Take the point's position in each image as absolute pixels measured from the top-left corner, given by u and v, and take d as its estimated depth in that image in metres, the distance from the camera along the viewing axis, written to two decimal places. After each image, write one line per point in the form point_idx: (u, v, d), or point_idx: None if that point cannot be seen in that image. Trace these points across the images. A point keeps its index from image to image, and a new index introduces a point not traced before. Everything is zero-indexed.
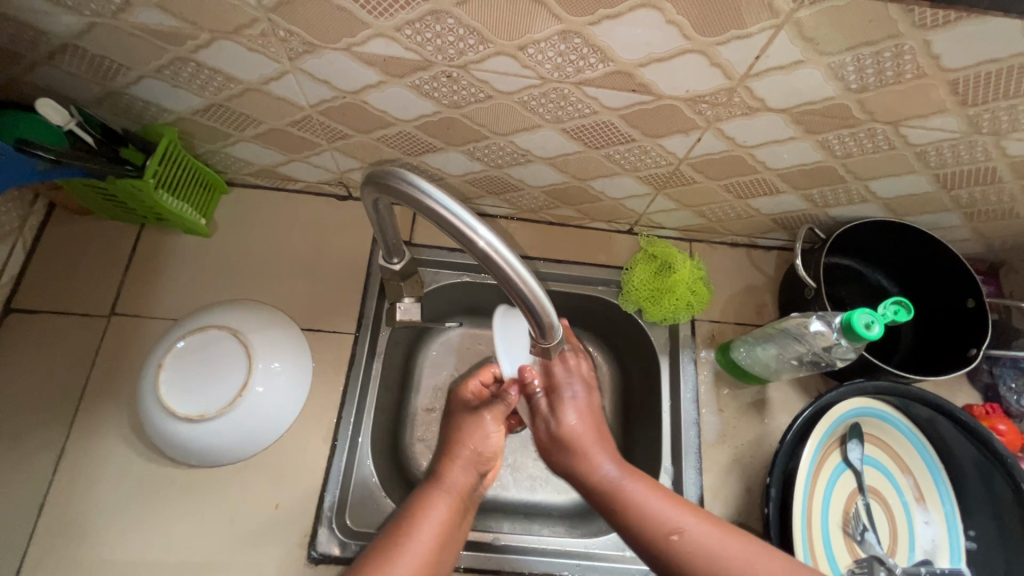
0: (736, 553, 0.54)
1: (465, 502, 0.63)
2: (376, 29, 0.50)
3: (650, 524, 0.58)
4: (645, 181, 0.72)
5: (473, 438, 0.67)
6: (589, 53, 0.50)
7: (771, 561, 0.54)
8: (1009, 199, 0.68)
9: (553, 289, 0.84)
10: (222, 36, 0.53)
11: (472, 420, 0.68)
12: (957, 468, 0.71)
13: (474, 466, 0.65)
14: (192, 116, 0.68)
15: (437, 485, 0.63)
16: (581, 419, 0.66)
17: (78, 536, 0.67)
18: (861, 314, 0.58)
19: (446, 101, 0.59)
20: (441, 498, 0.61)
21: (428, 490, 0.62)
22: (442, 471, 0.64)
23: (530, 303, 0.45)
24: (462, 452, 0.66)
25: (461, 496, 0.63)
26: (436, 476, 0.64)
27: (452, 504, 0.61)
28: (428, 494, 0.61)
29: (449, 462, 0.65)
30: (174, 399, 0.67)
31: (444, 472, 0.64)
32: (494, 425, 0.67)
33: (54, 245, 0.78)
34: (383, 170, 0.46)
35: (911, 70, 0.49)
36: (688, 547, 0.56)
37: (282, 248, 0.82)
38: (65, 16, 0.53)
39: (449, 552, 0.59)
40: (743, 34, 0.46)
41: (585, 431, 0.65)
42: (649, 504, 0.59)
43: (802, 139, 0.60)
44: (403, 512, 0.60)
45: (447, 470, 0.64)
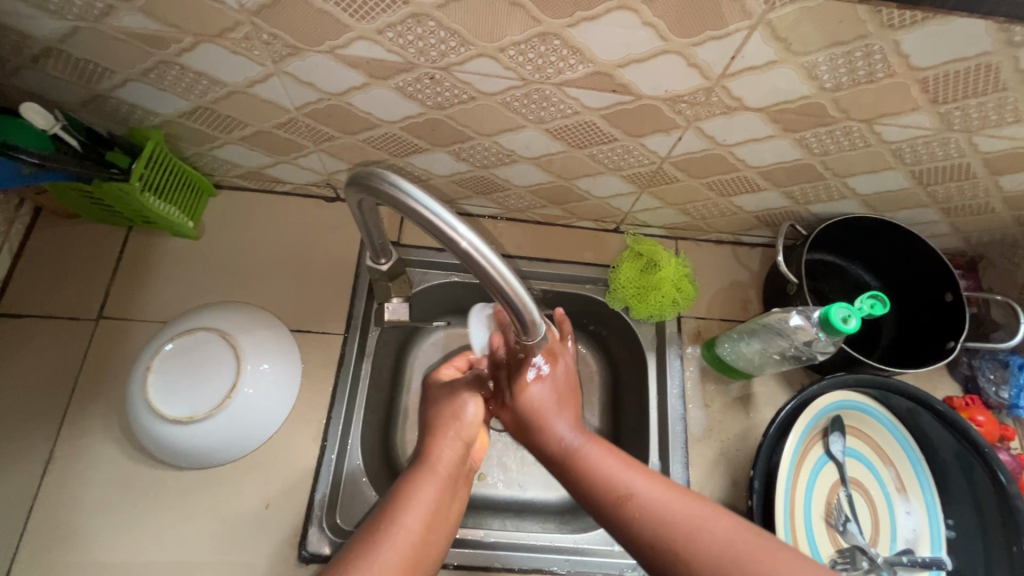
0: (688, 516, 0.50)
1: (458, 478, 0.61)
2: (358, 32, 0.51)
3: (602, 490, 0.55)
4: (630, 180, 0.73)
5: (454, 414, 0.66)
6: (569, 54, 0.51)
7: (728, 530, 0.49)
8: (984, 194, 0.69)
9: (541, 288, 0.85)
10: (206, 40, 0.54)
11: (450, 404, 0.67)
12: (937, 458, 0.73)
13: (463, 438, 0.64)
14: (179, 119, 0.68)
15: (425, 464, 0.61)
16: (546, 390, 0.64)
17: (68, 540, 0.67)
18: (838, 308, 0.60)
19: (430, 103, 0.60)
20: (427, 477, 0.59)
21: (415, 472, 0.60)
22: (429, 452, 0.62)
23: (511, 301, 0.46)
24: (445, 428, 0.64)
25: (451, 472, 0.61)
26: (424, 457, 0.62)
27: (442, 482, 0.59)
28: (416, 475, 0.59)
29: (434, 442, 0.63)
30: (163, 401, 0.67)
31: (431, 452, 0.62)
32: (472, 400, 0.67)
33: (40, 249, 0.78)
34: (365, 171, 0.47)
35: (882, 69, 0.50)
36: (642, 509, 0.52)
37: (271, 250, 0.82)
38: (50, 21, 0.53)
39: (443, 533, 0.56)
40: (718, 35, 0.47)
41: (547, 401, 0.63)
42: (606, 470, 0.56)
43: (781, 137, 0.61)
44: (389, 495, 0.57)
45: (434, 449, 0.62)
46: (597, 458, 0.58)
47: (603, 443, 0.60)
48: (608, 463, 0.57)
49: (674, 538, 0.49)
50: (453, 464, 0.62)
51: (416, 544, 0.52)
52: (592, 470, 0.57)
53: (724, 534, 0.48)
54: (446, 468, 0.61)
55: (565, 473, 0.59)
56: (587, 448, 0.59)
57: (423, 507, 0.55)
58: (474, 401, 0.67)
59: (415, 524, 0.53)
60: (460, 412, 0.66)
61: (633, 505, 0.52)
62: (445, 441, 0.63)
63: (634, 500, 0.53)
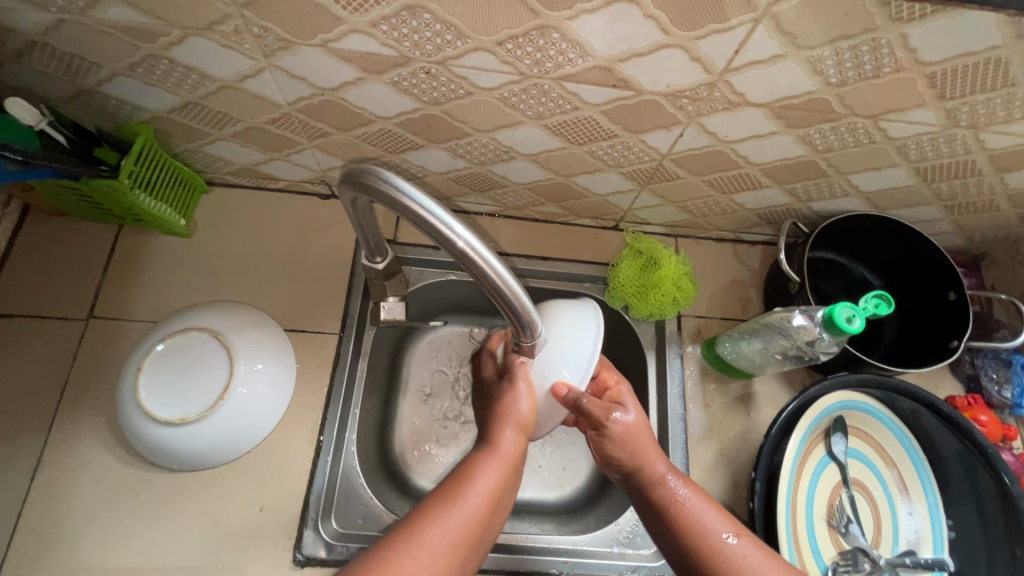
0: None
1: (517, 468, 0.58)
2: (351, 25, 0.49)
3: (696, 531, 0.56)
4: (629, 177, 0.72)
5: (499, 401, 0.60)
6: (568, 48, 0.49)
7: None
8: (989, 192, 0.68)
9: (539, 287, 0.84)
10: (195, 33, 0.52)
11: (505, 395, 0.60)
12: (940, 459, 0.72)
13: (524, 429, 0.59)
14: (168, 115, 0.66)
15: (484, 443, 0.58)
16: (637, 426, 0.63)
17: (58, 543, 0.66)
18: (842, 308, 0.59)
19: (425, 98, 0.59)
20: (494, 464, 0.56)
21: (478, 454, 0.57)
22: (493, 434, 0.58)
23: (509, 302, 0.45)
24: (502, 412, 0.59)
25: (513, 456, 0.57)
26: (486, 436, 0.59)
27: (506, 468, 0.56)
28: (479, 457, 0.57)
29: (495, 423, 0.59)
30: (154, 403, 0.66)
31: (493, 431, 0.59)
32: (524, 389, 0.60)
33: (28, 248, 0.77)
34: (358, 168, 0.46)
35: (890, 64, 0.49)
36: (721, 555, 0.54)
37: (265, 248, 0.81)
38: (33, 13, 0.51)
39: (497, 518, 0.55)
40: (722, 28, 0.46)
41: (642, 437, 0.62)
42: (693, 513, 0.57)
43: (783, 133, 0.60)
44: (450, 475, 0.56)
45: (493, 431, 0.59)
46: (692, 503, 0.58)
47: (694, 485, 0.60)
48: (707, 515, 0.57)
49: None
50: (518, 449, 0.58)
51: (474, 526, 0.52)
52: (686, 516, 0.57)
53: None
54: (509, 454, 0.57)
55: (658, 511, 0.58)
56: (680, 490, 0.59)
57: (485, 491, 0.54)
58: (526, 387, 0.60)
59: (476, 506, 0.52)
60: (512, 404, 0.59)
61: (717, 550, 0.54)
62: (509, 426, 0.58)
63: (718, 546, 0.55)
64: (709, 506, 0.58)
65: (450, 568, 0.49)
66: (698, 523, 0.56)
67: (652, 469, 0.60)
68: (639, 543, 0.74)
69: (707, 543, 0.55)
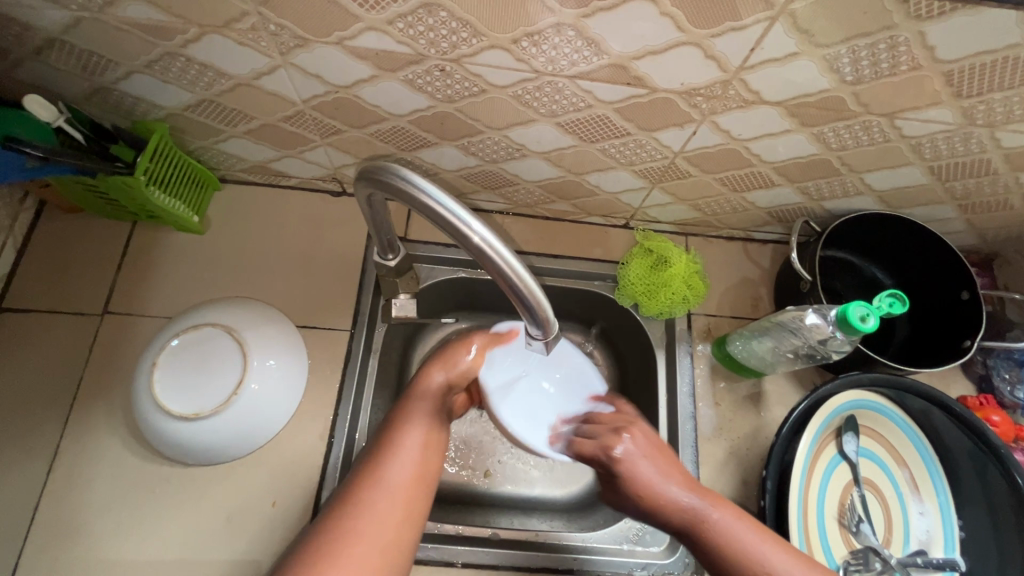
0: None
1: (444, 405, 0.68)
2: (367, 23, 0.49)
3: (738, 558, 0.57)
4: (641, 175, 0.72)
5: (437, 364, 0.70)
6: (583, 46, 0.49)
7: None
8: (1004, 191, 0.68)
9: (550, 284, 0.84)
10: (212, 31, 0.53)
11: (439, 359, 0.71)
12: (952, 459, 0.72)
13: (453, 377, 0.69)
14: (183, 112, 0.67)
15: (413, 399, 0.67)
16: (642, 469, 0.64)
17: (75, 535, 0.67)
18: (856, 307, 0.59)
19: (440, 95, 0.59)
20: (420, 411, 0.65)
21: (407, 404, 0.66)
22: (419, 383, 0.69)
23: (525, 299, 0.45)
24: (437, 365, 0.70)
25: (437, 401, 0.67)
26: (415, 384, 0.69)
27: (431, 409, 0.66)
28: (408, 406, 0.66)
29: (424, 373, 0.69)
30: (169, 398, 0.66)
31: (420, 385, 0.68)
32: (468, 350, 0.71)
33: (44, 244, 0.77)
34: (375, 165, 0.46)
35: (907, 61, 0.49)
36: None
37: (278, 245, 0.82)
38: (53, 11, 0.52)
39: (435, 458, 0.63)
40: (738, 26, 0.46)
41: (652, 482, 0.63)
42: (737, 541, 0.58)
43: (798, 131, 0.60)
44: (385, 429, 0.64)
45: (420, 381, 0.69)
46: (727, 527, 0.59)
47: (725, 503, 0.61)
48: (744, 535, 0.58)
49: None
50: (461, 399, 0.75)
51: (414, 473, 0.61)
52: (725, 541, 0.58)
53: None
54: (432, 398, 0.67)
55: (694, 540, 0.60)
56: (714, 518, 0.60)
57: (416, 436, 0.63)
58: (475, 350, 0.72)
59: (413, 452, 0.62)
60: (453, 357, 0.70)
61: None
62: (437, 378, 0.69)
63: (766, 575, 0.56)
64: (745, 525, 0.59)
65: (404, 520, 0.58)
66: (743, 552, 0.57)
67: (673, 504, 0.62)
68: (648, 540, 0.74)
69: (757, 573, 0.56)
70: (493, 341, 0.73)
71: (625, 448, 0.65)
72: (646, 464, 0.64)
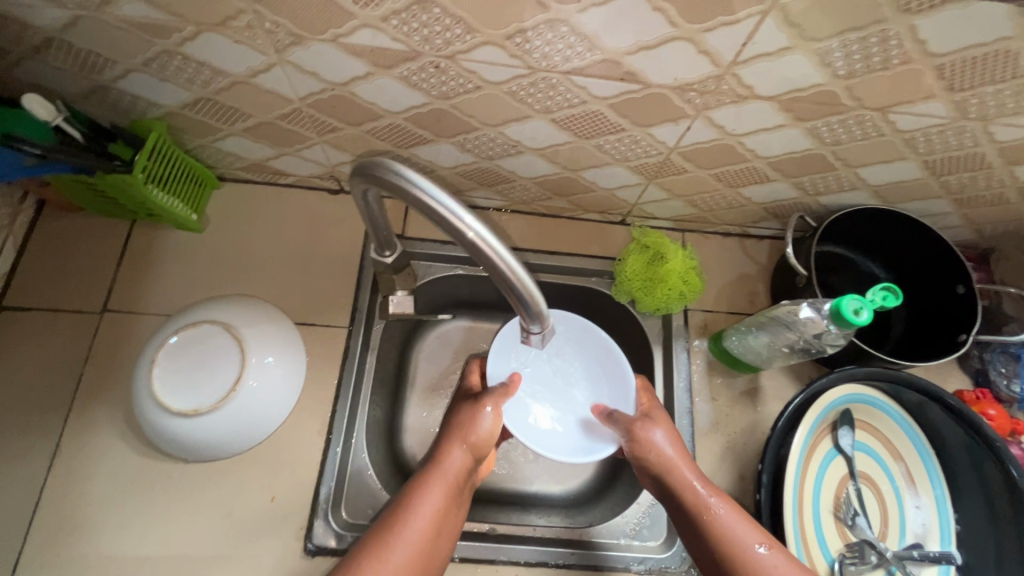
0: None
1: (468, 477, 0.65)
2: (362, 19, 0.50)
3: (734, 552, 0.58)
4: (637, 171, 0.72)
5: (468, 424, 0.67)
6: (576, 42, 0.50)
7: None
8: (999, 185, 0.68)
9: (543, 280, 0.84)
10: (208, 29, 0.53)
11: (471, 407, 0.68)
12: (948, 453, 0.72)
13: (474, 449, 0.66)
14: (181, 110, 0.67)
15: (433, 470, 0.63)
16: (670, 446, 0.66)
17: (75, 532, 0.67)
18: (850, 300, 0.59)
19: (435, 92, 0.59)
20: (438, 484, 0.62)
21: (425, 480, 0.62)
22: (442, 456, 0.64)
23: (519, 293, 0.46)
24: (464, 431, 0.66)
25: (457, 478, 0.63)
26: (438, 453, 0.65)
27: (449, 490, 0.62)
28: (425, 482, 0.62)
29: (449, 442, 0.66)
30: (168, 395, 0.67)
31: (441, 456, 0.64)
32: (491, 415, 0.68)
33: (44, 242, 0.78)
34: (370, 160, 0.47)
35: (898, 56, 0.49)
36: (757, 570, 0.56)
37: (276, 243, 0.82)
38: (51, 10, 0.52)
39: (445, 539, 0.60)
40: (730, 21, 0.46)
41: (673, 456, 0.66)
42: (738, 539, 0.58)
43: (791, 126, 0.60)
44: (397, 502, 0.60)
45: (443, 454, 0.64)
46: (728, 521, 0.60)
47: (728, 501, 0.62)
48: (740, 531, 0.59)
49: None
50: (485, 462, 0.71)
51: (422, 546, 0.57)
52: (720, 530, 0.60)
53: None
54: (452, 477, 0.63)
55: (696, 531, 0.62)
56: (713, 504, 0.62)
57: (429, 513, 0.59)
58: (493, 406, 0.68)
59: (423, 524, 0.58)
60: (476, 426, 0.66)
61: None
62: (457, 452, 0.65)
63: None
64: (741, 519, 0.60)
65: None
66: (739, 549, 0.58)
67: (686, 484, 0.64)
68: (645, 535, 0.75)
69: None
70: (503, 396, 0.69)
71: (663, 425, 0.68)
72: (667, 425, 0.68)
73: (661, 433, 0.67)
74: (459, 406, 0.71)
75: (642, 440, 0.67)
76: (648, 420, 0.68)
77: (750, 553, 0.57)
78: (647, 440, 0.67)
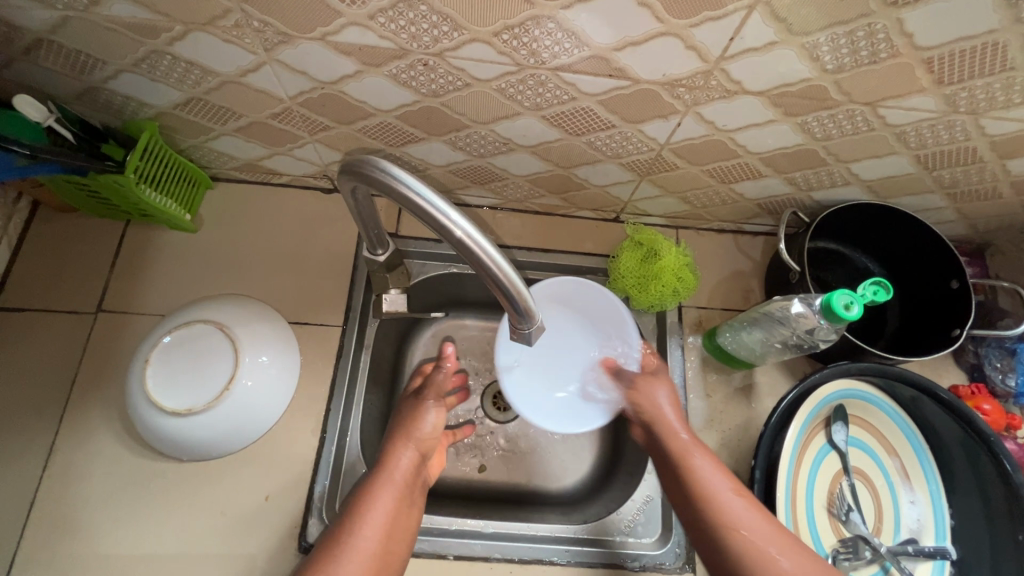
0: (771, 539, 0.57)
1: (417, 476, 0.66)
2: (349, 18, 0.50)
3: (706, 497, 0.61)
4: (629, 168, 0.72)
5: (411, 425, 0.70)
6: (564, 38, 0.50)
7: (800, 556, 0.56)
8: (992, 179, 0.68)
9: (530, 277, 0.84)
10: (196, 28, 0.53)
11: (413, 408, 0.72)
12: (944, 449, 0.71)
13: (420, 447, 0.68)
14: (172, 110, 0.67)
15: (380, 474, 0.63)
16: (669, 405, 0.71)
17: (69, 531, 0.67)
18: (840, 295, 0.59)
19: (424, 90, 0.59)
20: (387, 487, 0.62)
21: (374, 483, 0.62)
22: (387, 460, 0.65)
23: (506, 290, 0.46)
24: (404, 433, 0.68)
25: (407, 480, 0.64)
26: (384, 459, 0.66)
27: (399, 490, 0.62)
28: (375, 485, 0.62)
29: (394, 445, 0.67)
30: (162, 394, 0.67)
31: (388, 460, 0.65)
32: (433, 411, 0.72)
33: (38, 243, 0.78)
34: (356, 158, 0.47)
35: (886, 49, 0.49)
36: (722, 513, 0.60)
37: (270, 242, 0.82)
38: (40, 11, 0.53)
39: (402, 540, 0.60)
40: (715, 16, 0.46)
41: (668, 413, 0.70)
42: (711, 485, 0.62)
43: (782, 121, 0.60)
44: (348, 509, 0.60)
45: (388, 458, 0.65)
46: (705, 471, 0.63)
47: (710, 456, 0.65)
48: (715, 481, 0.62)
49: (755, 557, 0.56)
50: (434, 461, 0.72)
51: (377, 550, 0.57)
52: (695, 478, 0.63)
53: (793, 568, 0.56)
54: (401, 476, 0.64)
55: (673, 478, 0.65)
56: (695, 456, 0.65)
57: (380, 516, 0.59)
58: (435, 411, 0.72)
59: (376, 527, 0.58)
60: (419, 424, 0.70)
61: (735, 536, 0.58)
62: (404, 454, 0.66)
63: (735, 534, 0.58)
64: (720, 472, 0.63)
65: None
66: (710, 497, 0.61)
67: (673, 435, 0.68)
68: (640, 531, 0.75)
69: (728, 526, 0.59)
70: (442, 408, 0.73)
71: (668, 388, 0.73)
72: (672, 388, 0.73)
73: (664, 392, 0.72)
74: (402, 406, 0.74)
75: (645, 394, 0.72)
76: (655, 380, 0.73)
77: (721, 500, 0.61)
78: (649, 396, 0.72)
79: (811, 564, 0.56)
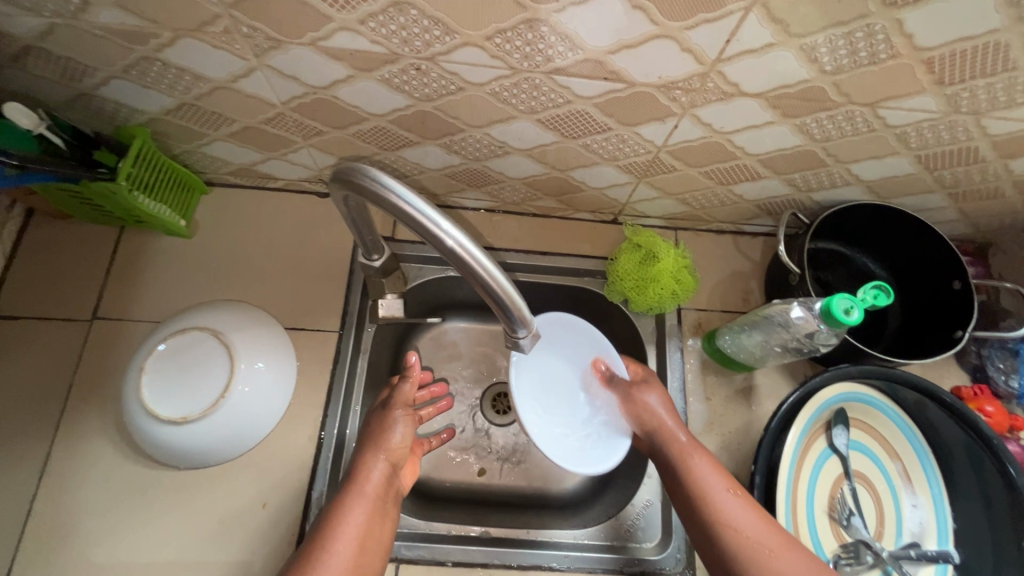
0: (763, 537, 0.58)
1: (390, 489, 0.65)
2: (339, 23, 0.49)
3: (702, 497, 0.62)
4: (626, 170, 0.71)
5: (379, 437, 0.67)
6: (557, 41, 0.49)
7: (791, 554, 0.57)
8: (994, 178, 0.67)
9: (521, 280, 0.83)
10: (185, 34, 0.53)
11: (381, 418, 0.69)
12: (945, 451, 0.71)
13: (392, 459, 0.66)
14: (165, 116, 0.67)
15: (349, 489, 0.62)
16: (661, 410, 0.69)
17: (66, 541, 0.67)
18: (840, 300, 0.58)
19: (417, 94, 0.59)
20: (358, 502, 0.61)
21: (346, 499, 0.61)
22: (359, 474, 0.63)
23: (499, 297, 0.45)
24: (372, 445, 0.66)
25: (379, 494, 0.63)
26: (354, 472, 0.64)
27: (370, 503, 0.61)
28: (345, 500, 0.61)
29: (363, 458, 0.65)
30: (157, 403, 0.66)
31: (359, 473, 0.64)
32: (401, 423, 0.69)
33: (33, 251, 0.78)
34: (346, 166, 0.46)
35: (885, 50, 0.48)
36: (718, 512, 0.60)
37: (265, 247, 0.82)
38: (27, 18, 0.52)
39: (377, 552, 0.59)
40: (711, 17, 0.45)
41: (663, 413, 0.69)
42: (709, 485, 0.62)
43: (780, 123, 0.59)
44: (320, 524, 0.59)
45: (358, 472, 0.64)
46: (703, 471, 0.64)
47: (707, 454, 0.65)
48: (710, 483, 0.62)
49: (747, 556, 0.57)
50: (409, 471, 0.70)
51: (348, 566, 0.56)
52: (692, 478, 0.64)
53: (789, 566, 0.56)
54: (372, 488, 0.63)
55: (671, 476, 0.66)
56: (693, 454, 0.65)
57: (352, 531, 0.58)
58: (402, 423, 0.69)
59: (347, 544, 0.57)
60: (387, 435, 0.67)
61: (731, 536, 0.59)
62: (374, 466, 0.64)
63: (731, 533, 0.59)
64: (716, 471, 0.64)
65: None
66: (706, 496, 0.62)
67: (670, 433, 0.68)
68: (640, 536, 0.74)
69: (724, 525, 0.59)
70: (414, 418, 0.71)
71: (657, 396, 0.70)
72: (664, 393, 0.71)
73: (656, 397, 0.70)
74: (370, 418, 0.71)
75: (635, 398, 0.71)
76: (647, 389, 0.71)
77: (716, 499, 0.61)
78: (642, 402, 0.70)
79: (807, 560, 0.56)
